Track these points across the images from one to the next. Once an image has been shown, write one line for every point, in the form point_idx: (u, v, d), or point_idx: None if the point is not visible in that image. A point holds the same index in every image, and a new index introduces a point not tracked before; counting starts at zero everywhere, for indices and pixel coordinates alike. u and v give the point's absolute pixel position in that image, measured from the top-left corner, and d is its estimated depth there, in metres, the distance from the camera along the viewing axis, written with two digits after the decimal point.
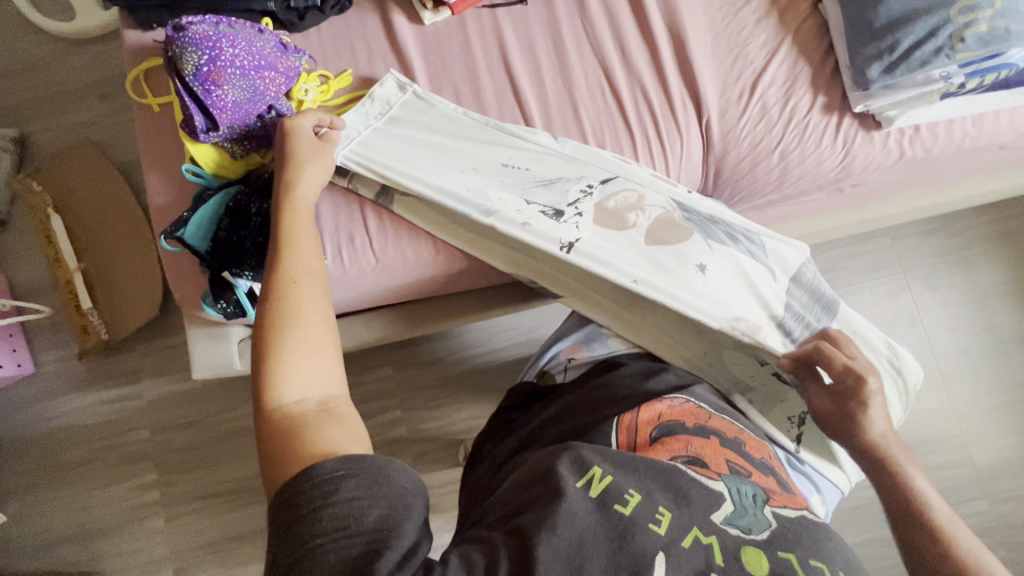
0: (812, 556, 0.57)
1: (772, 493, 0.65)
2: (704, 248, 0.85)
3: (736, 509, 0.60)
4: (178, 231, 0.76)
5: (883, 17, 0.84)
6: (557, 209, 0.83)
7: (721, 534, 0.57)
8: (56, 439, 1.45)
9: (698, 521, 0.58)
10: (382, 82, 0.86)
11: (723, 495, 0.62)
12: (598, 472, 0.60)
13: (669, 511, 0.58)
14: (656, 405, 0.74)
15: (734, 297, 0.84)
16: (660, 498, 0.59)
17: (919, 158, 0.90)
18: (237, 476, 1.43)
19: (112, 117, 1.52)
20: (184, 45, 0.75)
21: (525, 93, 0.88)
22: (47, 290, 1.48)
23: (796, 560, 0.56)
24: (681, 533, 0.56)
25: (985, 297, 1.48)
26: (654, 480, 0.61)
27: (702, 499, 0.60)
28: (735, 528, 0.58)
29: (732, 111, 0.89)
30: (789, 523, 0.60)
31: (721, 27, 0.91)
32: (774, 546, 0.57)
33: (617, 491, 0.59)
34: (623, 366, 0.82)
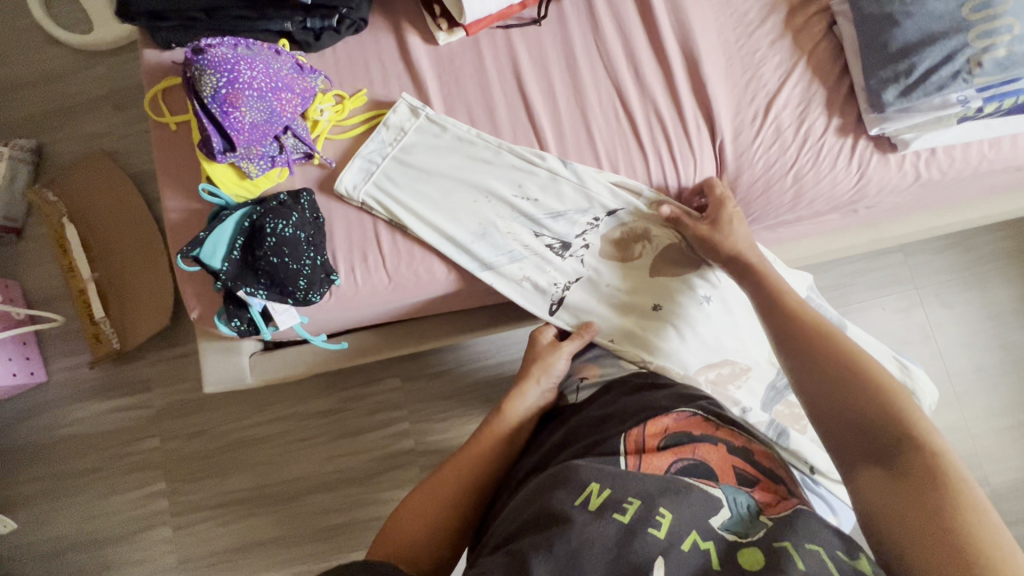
0: (810, 539, 0.54)
1: (768, 504, 0.61)
2: (709, 277, 0.87)
3: (735, 517, 0.59)
4: (195, 251, 0.76)
5: (899, 40, 0.83)
6: (564, 242, 0.89)
7: (718, 539, 0.56)
8: (66, 446, 1.46)
9: (697, 525, 0.57)
10: (398, 108, 0.87)
11: (721, 501, 0.60)
12: (595, 488, 0.60)
13: (668, 513, 0.57)
14: (663, 418, 0.72)
15: (733, 335, 0.86)
16: (660, 501, 0.59)
17: (935, 180, 0.90)
18: (244, 486, 1.43)
19: (127, 129, 1.54)
20: (202, 67, 0.76)
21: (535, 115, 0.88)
22: (61, 299, 1.50)
23: (794, 544, 0.53)
24: (681, 537, 0.56)
25: (999, 314, 1.47)
26: (654, 487, 0.60)
27: (700, 502, 0.59)
28: (730, 533, 0.57)
29: (746, 133, 0.88)
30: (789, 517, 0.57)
31: (735, 48, 0.91)
32: (771, 537, 0.55)
33: (615, 501, 0.59)
34: (632, 384, 0.80)
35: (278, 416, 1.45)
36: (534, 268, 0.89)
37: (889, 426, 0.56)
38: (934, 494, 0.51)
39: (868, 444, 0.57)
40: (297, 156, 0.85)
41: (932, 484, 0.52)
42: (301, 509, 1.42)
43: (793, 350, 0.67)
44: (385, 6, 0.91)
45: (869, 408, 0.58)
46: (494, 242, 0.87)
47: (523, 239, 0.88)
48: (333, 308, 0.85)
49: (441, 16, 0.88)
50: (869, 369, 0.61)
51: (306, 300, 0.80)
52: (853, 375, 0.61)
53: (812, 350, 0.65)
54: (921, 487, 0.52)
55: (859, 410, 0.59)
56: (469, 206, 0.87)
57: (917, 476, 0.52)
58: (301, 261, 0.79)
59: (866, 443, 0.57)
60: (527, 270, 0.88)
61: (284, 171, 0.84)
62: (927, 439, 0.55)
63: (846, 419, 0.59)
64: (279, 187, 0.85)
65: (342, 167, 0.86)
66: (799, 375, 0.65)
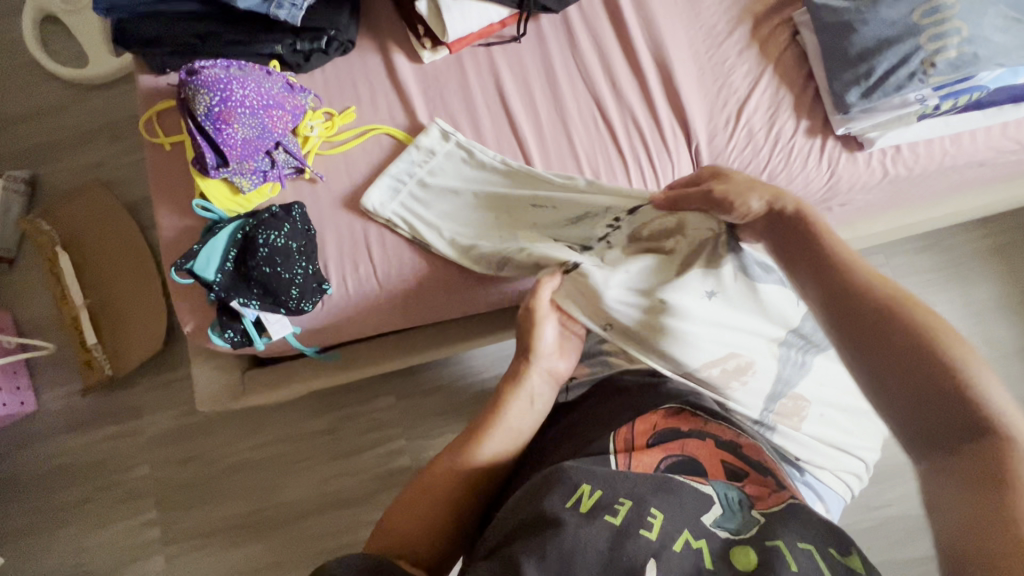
0: (800, 538, 0.56)
1: (760, 496, 0.64)
2: (716, 274, 0.77)
3: (726, 512, 0.61)
4: (189, 264, 0.78)
5: (857, 45, 0.88)
6: (585, 245, 0.85)
7: (710, 538, 0.58)
8: (55, 477, 1.43)
9: (688, 524, 0.59)
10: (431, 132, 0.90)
11: (711, 498, 0.63)
12: (586, 489, 0.61)
13: (660, 514, 0.59)
14: (651, 415, 0.74)
15: (738, 332, 0.78)
16: (651, 503, 0.60)
17: (903, 177, 0.94)
18: (238, 512, 1.41)
19: (121, 158, 1.57)
20: (197, 87, 0.79)
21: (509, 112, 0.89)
22: (53, 328, 1.50)
23: (786, 544, 0.55)
24: (673, 538, 0.57)
25: (981, 312, 1.50)
26: (646, 487, 0.62)
27: (691, 502, 0.61)
28: (723, 530, 0.59)
29: (719, 137, 0.92)
30: (779, 515, 0.60)
31: (705, 58, 0.95)
32: (762, 537, 0.57)
33: (606, 503, 0.60)
34: (621, 378, 0.82)
35: (272, 438, 1.44)
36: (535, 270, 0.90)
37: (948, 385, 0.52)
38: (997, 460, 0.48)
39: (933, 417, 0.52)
40: (288, 171, 0.87)
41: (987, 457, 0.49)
42: (297, 533, 1.40)
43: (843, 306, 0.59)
44: (371, 29, 0.95)
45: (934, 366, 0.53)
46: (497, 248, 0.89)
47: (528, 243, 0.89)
48: (329, 320, 0.87)
49: (425, 36, 0.92)
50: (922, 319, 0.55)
51: (298, 310, 0.82)
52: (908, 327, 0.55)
53: (863, 311, 0.58)
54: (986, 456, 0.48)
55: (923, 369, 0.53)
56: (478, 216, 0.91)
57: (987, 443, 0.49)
58: (293, 271, 0.80)
59: (926, 409, 0.52)
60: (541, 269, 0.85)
61: (276, 186, 0.86)
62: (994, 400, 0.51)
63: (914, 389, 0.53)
64: (271, 201, 0.87)
65: (333, 182, 0.89)
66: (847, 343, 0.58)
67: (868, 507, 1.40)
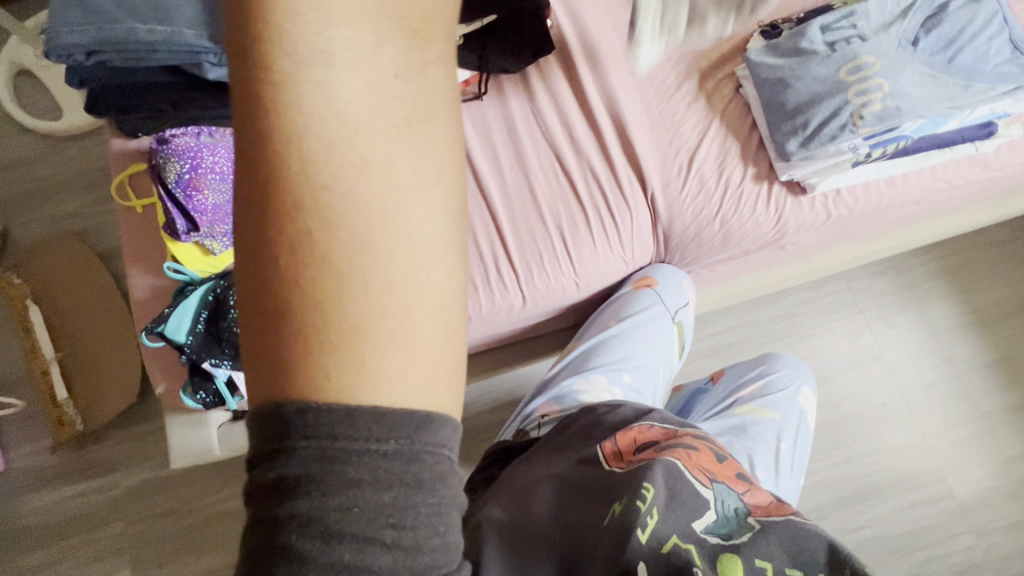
0: (791, 564, 0.53)
1: (756, 508, 0.62)
2: None
3: (720, 520, 0.59)
4: (159, 327, 0.79)
5: (793, 99, 0.89)
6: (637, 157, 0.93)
7: (699, 543, 0.56)
8: (23, 538, 1.39)
9: (679, 528, 0.57)
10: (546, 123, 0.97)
11: (708, 506, 0.61)
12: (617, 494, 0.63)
13: (656, 515, 0.57)
14: (629, 432, 0.76)
15: None
16: (662, 501, 0.59)
17: (845, 217, 0.94)
18: (217, 565, 1.38)
19: (94, 208, 1.57)
20: (168, 156, 0.81)
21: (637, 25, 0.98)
22: (24, 382, 1.47)
23: (773, 567, 0.52)
24: (663, 541, 0.55)
25: (940, 331, 1.56)
26: (664, 479, 0.62)
27: (686, 506, 0.59)
28: (715, 537, 0.57)
29: (674, 184, 0.94)
30: (777, 526, 0.56)
31: (656, 110, 0.97)
32: (754, 551, 0.54)
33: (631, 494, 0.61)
34: (590, 407, 0.84)
35: None
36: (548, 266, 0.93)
37: None
38: None
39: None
40: None
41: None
42: None
43: None
44: None
45: None
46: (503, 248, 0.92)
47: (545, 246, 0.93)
48: None
49: None
50: None
51: None
52: None
53: None
54: None
55: None
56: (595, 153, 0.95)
57: None
58: None
59: None
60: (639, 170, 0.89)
61: None
62: None
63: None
64: None
65: None
66: None
67: (845, 529, 1.43)
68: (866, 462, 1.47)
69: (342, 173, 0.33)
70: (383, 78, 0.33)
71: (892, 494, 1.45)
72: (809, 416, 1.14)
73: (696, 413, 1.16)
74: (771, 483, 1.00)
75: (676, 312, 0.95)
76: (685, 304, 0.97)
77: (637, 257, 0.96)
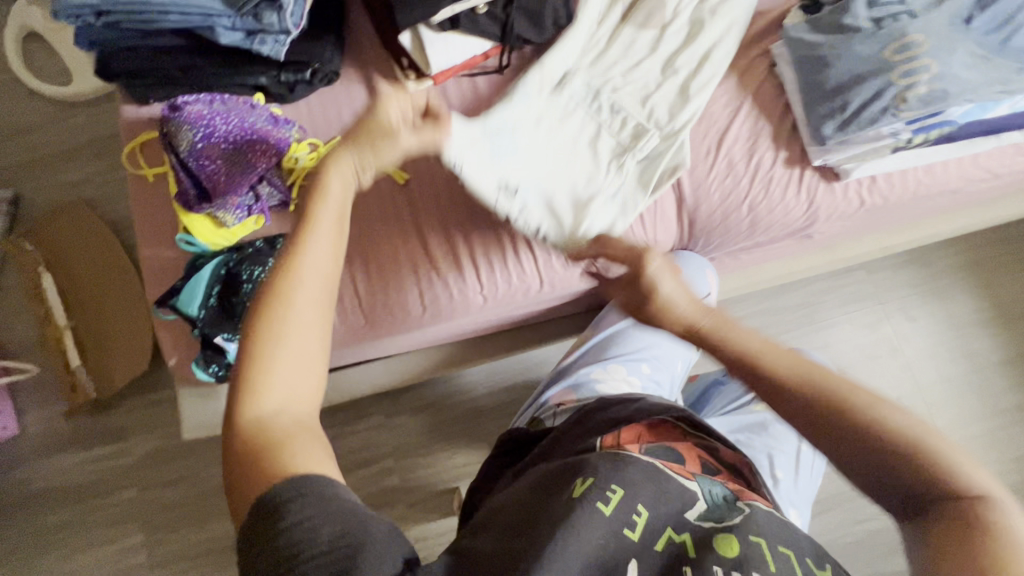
0: (782, 543, 0.58)
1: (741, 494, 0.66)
2: None
3: (711, 505, 0.63)
4: (172, 300, 0.77)
5: (833, 79, 0.84)
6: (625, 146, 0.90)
7: (692, 530, 0.59)
8: (38, 501, 1.41)
9: (672, 519, 0.60)
10: (571, 81, 0.92)
11: (698, 495, 0.64)
12: (582, 478, 0.62)
13: (645, 513, 0.59)
14: (636, 427, 0.77)
15: None
16: (642, 496, 0.60)
17: (879, 206, 0.90)
18: (225, 533, 1.40)
19: (106, 176, 1.56)
20: (180, 123, 0.78)
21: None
22: (37, 349, 1.48)
23: (766, 542, 0.57)
24: (655, 536, 0.58)
25: (960, 326, 1.53)
26: (640, 478, 0.62)
27: (677, 496, 0.62)
28: (707, 522, 0.60)
29: (701, 167, 0.90)
30: (761, 513, 0.61)
31: (686, 88, 0.93)
32: (747, 529, 0.58)
33: (598, 489, 0.60)
34: (605, 400, 0.83)
35: None
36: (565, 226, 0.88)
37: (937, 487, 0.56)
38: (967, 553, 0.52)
39: (886, 490, 0.58)
40: (273, 203, 0.85)
41: (968, 532, 0.53)
42: None
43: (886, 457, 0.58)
44: (355, 58, 0.95)
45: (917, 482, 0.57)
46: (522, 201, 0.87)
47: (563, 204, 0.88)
48: None
49: (409, 67, 0.92)
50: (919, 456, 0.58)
51: None
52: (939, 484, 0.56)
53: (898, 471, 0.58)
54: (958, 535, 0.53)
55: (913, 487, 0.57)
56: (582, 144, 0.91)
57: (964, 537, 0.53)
58: None
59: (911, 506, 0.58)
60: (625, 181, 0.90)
61: (260, 219, 0.84)
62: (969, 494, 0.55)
63: (860, 453, 0.59)
64: (257, 234, 0.85)
65: None
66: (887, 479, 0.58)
67: (852, 521, 1.42)
68: None
69: (284, 335, 0.52)
70: (317, 284, 0.55)
71: None
72: None
73: (713, 408, 1.14)
74: (791, 482, 1.00)
75: (698, 303, 0.91)
76: (707, 295, 0.93)
77: (660, 242, 0.93)
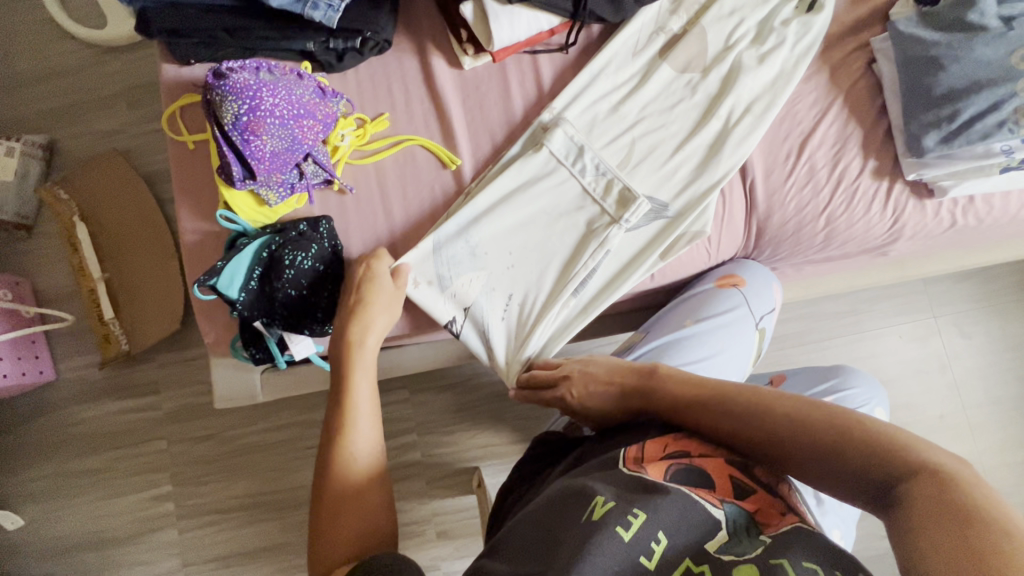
0: (806, 554, 0.51)
1: (772, 518, 0.57)
2: None
3: (732, 538, 0.55)
4: (212, 280, 0.74)
5: (944, 85, 0.78)
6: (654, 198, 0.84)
7: (712, 560, 0.52)
8: (71, 445, 1.44)
9: (691, 546, 0.54)
10: (551, 138, 0.83)
11: (719, 521, 0.56)
12: (600, 499, 0.57)
13: (663, 540, 0.54)
14: (663, 437, 0.68)
15: None
16: (664, 521, 0.55)
17: (972, 227, 0.86)
18: (250, 491, 1.43)
19: (141, 128, 1.52)
20: (224, 93, 0.72)
21: (739, 18, 0.85)
22: (70, 298, 1.48)
23: (792, 562, 0.50)
24: (675, 565, 0.52)
25: (1017, 347, 1.45)
26: (664, 501, 0.56)
27: (697, 519, 0.55)
28: (727, 554, 0.52)
29: (778, 172, 0.85)
30: (795, 537, 0.53)
31: (769, 82, 0.84)
32: (769, 553, 0.51)
33: (620, 512, 0.55)
34: None
35: (285, 423, 1.44)
36: (538, 296, 0.85)
37: (892, 460, 0.54)
38: (938, 513, 0.48)
39: (862, 486, 0.56)
40: (317, 182, 0.82)
41: (935, 500, 0.49)
42: (303, 516, 1.43)
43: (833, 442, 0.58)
44: (409, 26, 0.88)
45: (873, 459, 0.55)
46: (478, 280, 0.84)
47: (535, 274, 0.84)
48: None
49: (468, 41, 0.85)
50: (873, 431, 0.56)
51: (323, 333, 0.82)
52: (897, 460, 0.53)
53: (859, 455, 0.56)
54: (927, 507, 0.49)
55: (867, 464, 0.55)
56: (583, 195, 0.85)
57: (932, 511, 0.48)
58: (320, 295, 0.80)
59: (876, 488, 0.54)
60: (638, 235, 0.85)
61: (303, 198, 0.82)
62: (930, 463, 0.52)
63: (807, 446, 0.59)
64: (298, 214, 0.82)
65: (361, 199, 0.84)
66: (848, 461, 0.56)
67: None
68: None
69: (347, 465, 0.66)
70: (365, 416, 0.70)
71: None
72: None
73: None
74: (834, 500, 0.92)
75: (761, 317, 0.86)
76: (770, 310, 0.88)
77: (723, 249, 0.87)
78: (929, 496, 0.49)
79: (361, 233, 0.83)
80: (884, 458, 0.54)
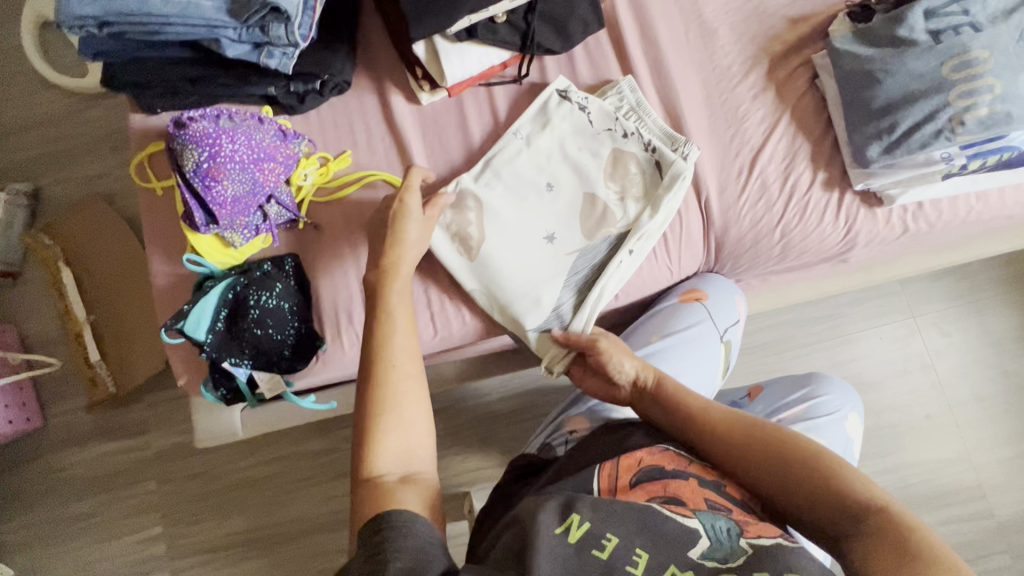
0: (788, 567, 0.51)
1: (748, 525, 0.58)
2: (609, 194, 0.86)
3: (713, 542, 0.55)
4: (179, 324, 0.75)
5: (881, 97, 0.81)
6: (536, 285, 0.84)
7: (696, 567, 0.53)
8: (60, 490, 1.44)
9: (673, 556, 0.54)
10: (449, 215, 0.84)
11: (699, 531, 0.56)
12: (576, 517, 0.56)
13: (645, 553, 0.54)
14: (634, 451, 0.68)
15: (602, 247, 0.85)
16: (640, 537, 0.55)
17: (923, 232, 0.88)
18: (241, 528, 1.42)
19: (123, 171, 1.55)
20: (185, 142, 0.74)
21: (587, 171, 0.87)
22: (56, 343, 1.49)
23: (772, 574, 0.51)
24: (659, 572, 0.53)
25: (997, 342, 1.46)
26: (638, 521, 0.56)
27: (677, 536, 0.55)
28: (710, 560, 0.53)
29: (731, 189, 0.87)
30: (770, 549, 0.54)
31: (718, 101, 0.89)
32: (751, 566, 0.52)
33: (595, 535, 0.55)
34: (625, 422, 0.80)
35: (273, 457, 1.43)
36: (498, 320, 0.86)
37: (851, 500, 0.58)
38: (892, 550, 0.53)
39: (820, 510, 0.59)
40: (281, 222, 0.84)
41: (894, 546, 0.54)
42: (295, 552, 1.41)
43: (800, 475, 0.61)
44: (369, 66, 0.91)
45: (830, 494, 0.59)
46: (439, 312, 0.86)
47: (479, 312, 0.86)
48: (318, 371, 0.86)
49: (423, 78, 0.88)
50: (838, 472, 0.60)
51: (291, 368, 0.83)
52: (853, 500, 0.58)
53: (827, 495, 0.59)
54: (888, 551, 0.54)
55: (828, 497, 0.59)
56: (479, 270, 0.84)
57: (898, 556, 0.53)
58: (285, 332, 0.81)
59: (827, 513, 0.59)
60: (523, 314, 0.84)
61: (268, 238, 0.84)
62: (881, 502, 0.57)
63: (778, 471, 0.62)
64: (264, 253, 0.84)
65: (324, 237, 0.86)
66: (811, 492, 0.60)
67: None
68: (904, 474, 1.39)
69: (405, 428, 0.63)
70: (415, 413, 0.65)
71: (928, 508, 1.37)
72: (854, 444, 1.01)
73: None
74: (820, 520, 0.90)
75: (725, 331, 0.87)
76: (735, 322, 0.90)
77: (684, 266, 0.89)
78: (885, 535, 0.55)
79: (327, 268, 0.85)
80: (837, 497, 0.59)
